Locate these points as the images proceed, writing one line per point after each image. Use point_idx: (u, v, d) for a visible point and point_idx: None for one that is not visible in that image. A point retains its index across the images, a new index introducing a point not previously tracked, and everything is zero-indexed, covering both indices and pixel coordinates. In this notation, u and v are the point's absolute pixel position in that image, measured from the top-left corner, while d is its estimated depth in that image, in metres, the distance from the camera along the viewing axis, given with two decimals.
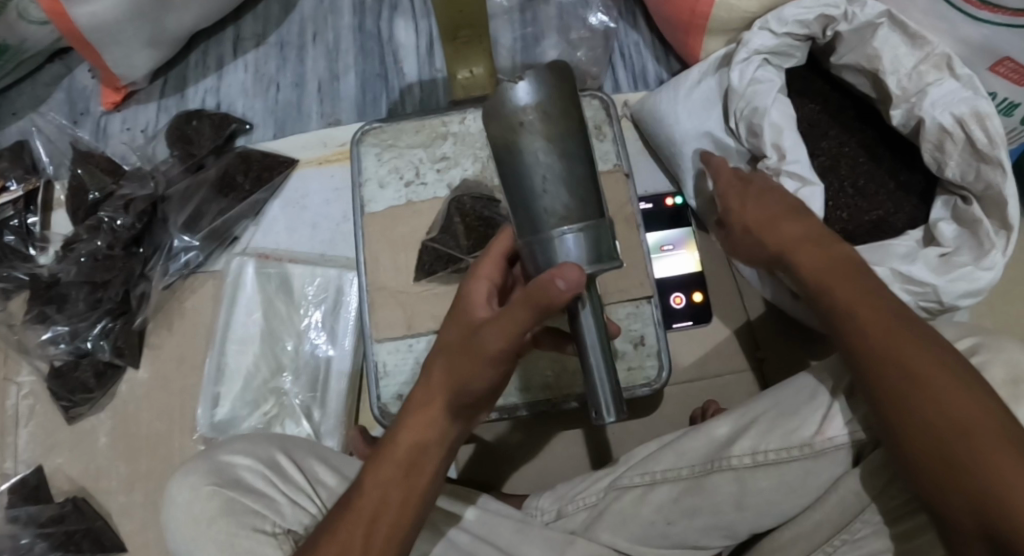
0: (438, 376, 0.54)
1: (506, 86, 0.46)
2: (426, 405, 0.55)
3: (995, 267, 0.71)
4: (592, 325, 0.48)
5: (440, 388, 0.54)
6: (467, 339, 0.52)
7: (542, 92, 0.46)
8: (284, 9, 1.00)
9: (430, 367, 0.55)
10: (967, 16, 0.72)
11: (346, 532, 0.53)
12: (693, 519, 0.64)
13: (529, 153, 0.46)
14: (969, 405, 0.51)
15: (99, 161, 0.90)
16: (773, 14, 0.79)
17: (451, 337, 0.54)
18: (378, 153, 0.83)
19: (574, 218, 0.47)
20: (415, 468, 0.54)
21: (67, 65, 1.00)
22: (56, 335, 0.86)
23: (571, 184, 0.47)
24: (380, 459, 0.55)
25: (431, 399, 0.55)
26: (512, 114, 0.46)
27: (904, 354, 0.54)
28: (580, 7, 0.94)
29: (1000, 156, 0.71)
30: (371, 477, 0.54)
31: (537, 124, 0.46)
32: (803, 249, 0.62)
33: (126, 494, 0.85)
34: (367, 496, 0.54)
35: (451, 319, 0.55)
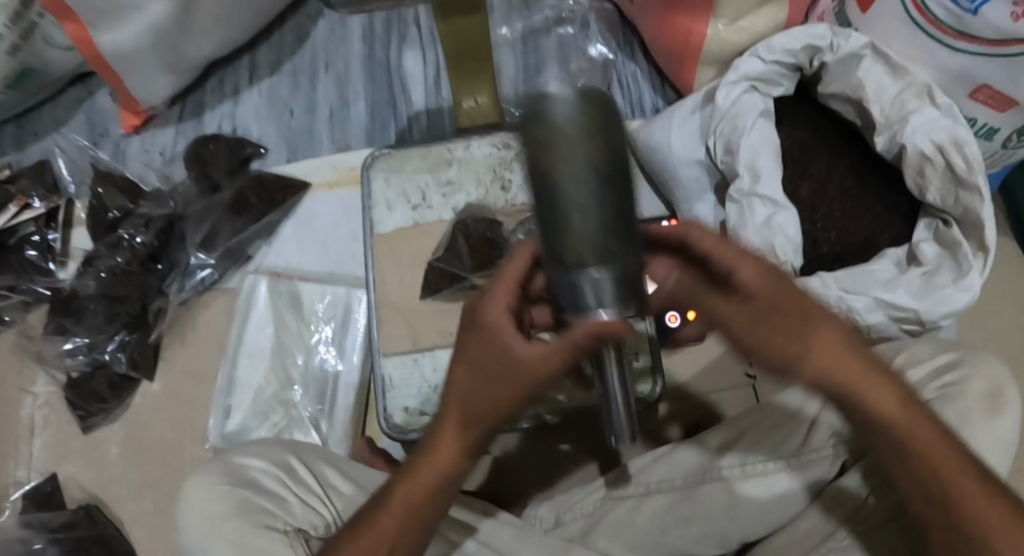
0: (463, 398, 0.53)
1: (546, 104, 0.46)
2: (451, 427, 0.55)
3: (973, 288, 0.74)
4: (617, 382, 0.52)
5: (466, 411, 0.54)
6: (498, 368, 0.51)
7: (581, 117, 0.46)
8: (297, 38, 1.05)
9: (451, 385, 0.54)
10: (945, 47, 0.75)
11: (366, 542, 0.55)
12: (685, 528, 0.66)
13: (566, 178, 0.46)
14: (963, 477, 0.52)
15: (117, 181, 0.94)
16: (762, 43, 0.83)
17: (477, 361, 0.52)
18: (386, 177, 0.86)
19: (604, 258, 0.47)
20: (440, 491, 0.55)
21: (88, 89, 1.04)
22: (76, 347, 0.89)
23: (603, 214, 0.47)
24: (405, 479, 0.55)
25: (457, 420, 0.54)
26: (550, 134, 0.46)
27: (902, 426, 0.53)
28: (580, 39, 1.01)
29: (978, 182, 0.75)
30: (397, 498, 0.55)
31: (576, 150, 0.46)
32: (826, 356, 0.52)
33: (136, 503, 0.88)
34: (391, 514, 0.55)
35: (472, 338, 0.53)
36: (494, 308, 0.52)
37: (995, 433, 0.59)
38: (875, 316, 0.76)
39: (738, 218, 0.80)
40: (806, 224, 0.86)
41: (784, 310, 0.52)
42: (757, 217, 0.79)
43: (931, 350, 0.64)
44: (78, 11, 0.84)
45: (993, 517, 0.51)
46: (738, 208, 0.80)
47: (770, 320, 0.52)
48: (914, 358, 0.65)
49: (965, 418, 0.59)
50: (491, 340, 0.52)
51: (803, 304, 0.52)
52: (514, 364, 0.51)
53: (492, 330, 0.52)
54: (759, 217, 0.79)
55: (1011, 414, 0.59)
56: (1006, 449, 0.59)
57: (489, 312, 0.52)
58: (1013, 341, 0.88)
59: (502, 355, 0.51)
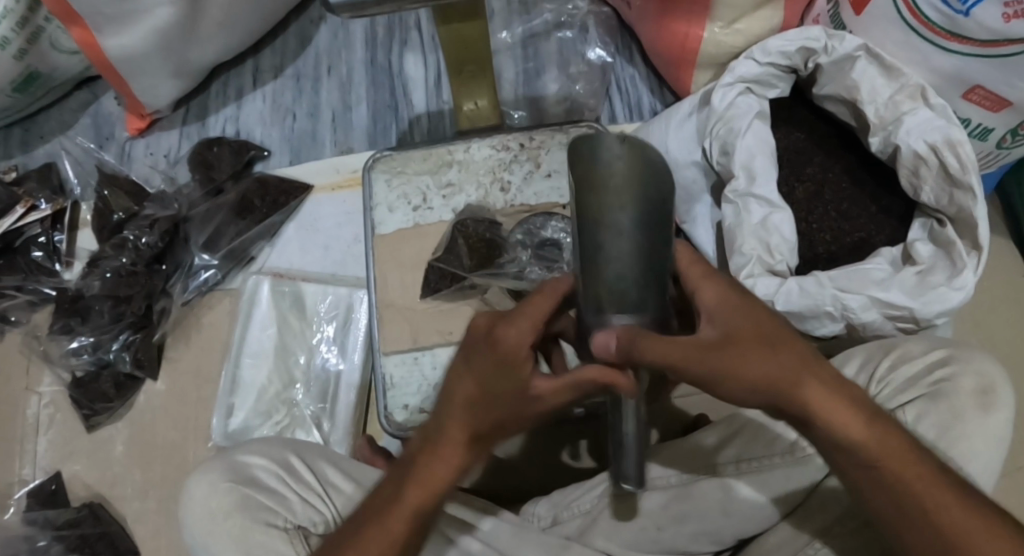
0: (477, 416, 0.53)
1: (595, 153, 0.52)
2: (462, 442, 0.55)
3: (967, 287, 0.74)
4: (632, 420, 0.55)
5: (476, 430, 0.54)
6: (521, 398, 0.52)
7: (629, 164, 0.51)
8: (300, 42, 1.07)
9: (465, 403, 0.53)
10: (938, 48, 0.76)
11: (371, 542, 0.55)
12: (682, 525, 0.67)
13: (611, 220, 0.50)
14: (940, 498, 0.52)
15: (123, 184, 0.95)
16: (758, 45, 0.84)
17: (500, 387, 0.52)
18: (388, 179, 0.88)
19: (631, 297, 0.50)
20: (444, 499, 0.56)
21: (93, 92, 1.06)
22: (80, 347, 0.90)
23: (637, 256, 0.50)
24: (414, 490, 0.55)
25: (468, 435, 0.54)
26: (599, 177, 0.51)
27: (882, 453, 0.53)
28: (579, 43, 1.02)
29: (972, 181, 0.75)
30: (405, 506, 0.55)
31: (622, 199, 0.50)
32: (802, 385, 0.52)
33: (140, 501, 0.89)
34: (399, 521, 0.55)
35: (496, 363, 0.52)
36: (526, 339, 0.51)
37: (987, 428, 0.60)
38: (870, 316, 0.75)
39: (733, 219, 0.81)
40: (802, 225, 0.86)
41: (754, 336, 0.52)
42: (753, 218, 0.80)
43: (926, 346, 0.65)
44: (85, 16, 0.85)
45: (975, 538, 0.51)
46: (734, 208, 0.81)
47: (739, 341, 0.51)
48: (906, 354, 0.65)
49: (959, 414, 0.60)
50: (517, 370, 0.52)
51: (765, 326, 0.52)
52: (534, 394, 0.52)
53: (519, 357, 0.51)
54: (754, 217, 0.80)
55: (1002, 411, 0.60)
56: (999, 445, 0.60)
57: (519, 342, 0.51)
58: (1008, 340, 0.89)
59: (523, 384, 0.52)
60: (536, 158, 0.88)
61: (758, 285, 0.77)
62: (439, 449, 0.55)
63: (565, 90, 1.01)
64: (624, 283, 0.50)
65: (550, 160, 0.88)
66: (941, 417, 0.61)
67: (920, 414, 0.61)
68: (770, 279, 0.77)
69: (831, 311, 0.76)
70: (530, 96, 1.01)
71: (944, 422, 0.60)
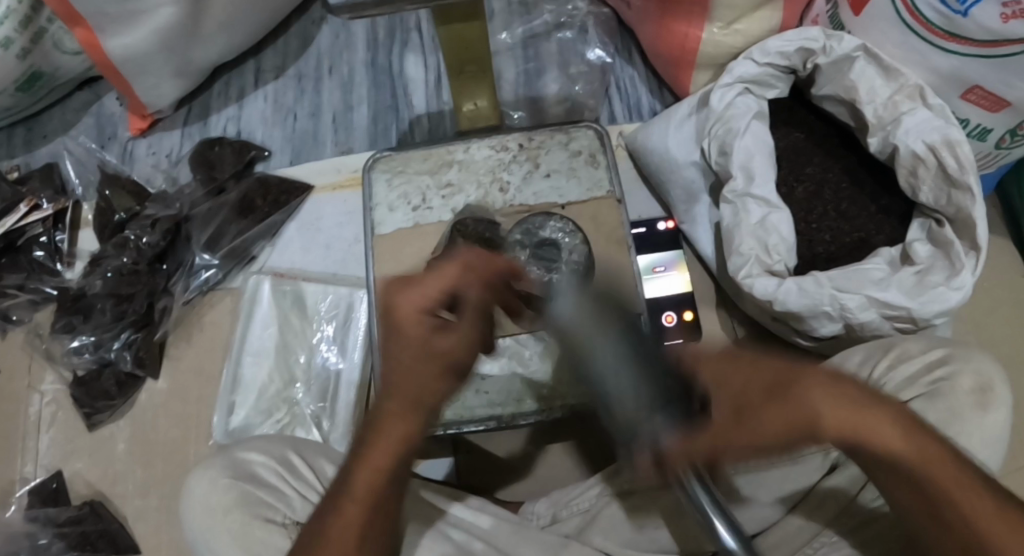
0: (397, 388, 0.54)
1: (556, 312, 0.53)
2: (397, 417, 0.54)
3: (965, 287, 0.74)
4: (706, 499, 0.53)
5: (401, 403, 0.54)
6: (427, 359, 0.52)
7: (577, 310, 0.53)
8: (301, 43, 1.07)
9: (387, 378, 0.54)
10: (937, 48, 0.77)
11: (340, 531, 0.55)
12: (680, 521, 0.68)
13: (598, 349, 0.51)
14: (976, 499, 0.52)
15: (125, 183, 0.96)
16: (757, 46, 0.85)
17: (406, 355, 0.53)
18: (388, 179, 0.88)
19: (655, 402, 0.50)
20: (396, 477, 0.55)
21: (95, 93, 1.06)
22: (82, 345, 0.91)
23: (639, 373, 0.50)
24: (360, 471, 0.55)
25: (397, 410, 0.54)
26: (564, 328, 0.53)
27: (920, 455, 0.53)
28: (579, 43, 1.03)
29: (969, 181, 0.75)
30: (357, 489, 0.55)
31: (595, 336, 0.52)
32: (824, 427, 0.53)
33: (141, 499, 0.89)
34: (355, 503, 0.55)
35: (396, 334, 0.53)
36: (416, 302, 0.52)
37: (986, 427, 0.60)
38: (868, 316, 0.75)
39: (732, 219, 0.81)
40: (801, 225, 0.87)
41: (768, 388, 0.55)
42: (751, 218, 0.80)
43: (925, 344, 0.65)
44: (88, 17, 0.86)
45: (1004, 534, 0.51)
46: (732, 208, 0.81)
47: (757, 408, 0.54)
48: (906, 354, 0.65)
49: (958, 412, 0.60)
50: (416, 333, 0.52)
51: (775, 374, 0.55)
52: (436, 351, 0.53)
53: (416, 321, 0.52)
54: (753, 217, 0.80)
55: (1000, 409, 0.60)
56: (997, 444, 0.60)
57: (407, 308, 0.52)
58: (1008, 340, 0.89)
59: (425, 343, 0.52)
60: (536, 158, 0.88)
61: (756, 285, 0.78)
62: (376, 428, 0.55)
63: (564, 91, 1.01)
64: (639, 389, 0.50)
65: (549, 160, 0.88)
66: (939, 415, 0.61)
67: (918, 414, 0.62)
68: (768, 279, 0.78)
69: (830, 311, 0.76)
70: (529, 96, 1.01)
71: (943, 420, 0.61)
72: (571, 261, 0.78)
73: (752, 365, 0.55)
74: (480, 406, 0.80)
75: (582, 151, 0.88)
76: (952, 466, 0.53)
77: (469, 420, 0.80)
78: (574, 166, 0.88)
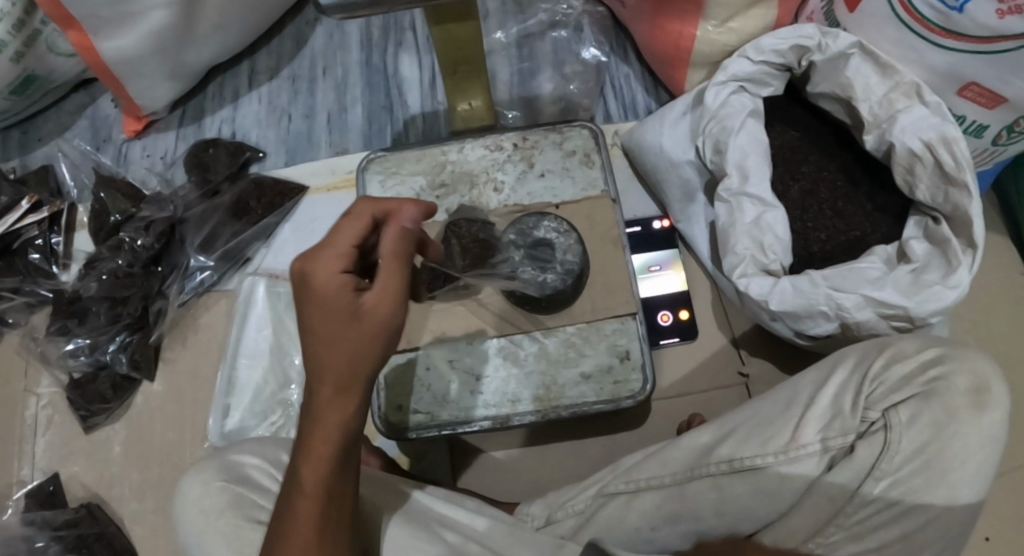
0: (326, 365, 0.53)
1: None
2: (332, 397, 0.54)
3: (962, 285, 0.73)
4: None
5: (331, 380, 0.53)
6: (354, 325, 0.53)
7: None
8: (296, 44, 1.07)
9: (312, 355, 0.53)
10: (932, 44, 0.76)
11: (302, 522, 0.55)
12: (676, 526, 0.67)
13: None
14: None
15: (120, 186, 0.95)
16: (752, 43, 0.84)
17: (330, 321, 0.53)
18: (382, 180, 0.88)
19: None
20: (343, 462, 0.55)
21: (90, 95, 1.06)
22: (77, 348, 0.90)
23: None
24: (307, 458, 0.54)
25: (327, 389, 0.53)
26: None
27: None
28: (573, 42, 1.02)
29: (966, 179, 0.75)
30: (306, 482, 0.55)
31: None
32: None
33: (138, 502, 0.89)
34: (309, 496, 0.55)
35: (316, 300, 0.53)
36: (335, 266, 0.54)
37: (981, 427, 0.60)
38: (865, 315, 0.74)
39: (726, 218, 0.81)
40: (796, 223, 0.86)
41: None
42: (746, 217, 0.80)
43: (920, 345, 0.65)
44: (82, 19, 0.86)
45: None
46: (728, 207, 0.81)
47: None
48: (900, 353, 0.64)
49: (953, 412, 0.60)
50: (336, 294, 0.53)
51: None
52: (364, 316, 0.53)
53: (334, 290, 0.53)
54: (748, 216, 0.80)
55: (997, 410, 0.60)
56: (993, 444, 0.59)
57: (326, 269, 0.54)
58: (1006, 338, 0.88)
59: (351, 310, 0.53)
60: (530, 158, 0.88)
61: (752, 285, 0.77)
62: (313, 413, 0.54)
63: (559, 90, 1.01)
64: None
65: (543, 160, 0.88)
66: (934, 417, 0.60)
67: (913, 414, 0.61)
68: (763, 279, 0.77)
69: (826, 311, 0.75)
70: (524, 95, 1.01)
71: (939, 421, 0.60)
72: (565, 262, 0.80)
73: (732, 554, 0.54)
74: (475, 408, 0.79)
75: (576, 151, 0.88)
76: None
77: (464, 421, 0.79)
78: (568, 166, 0.87)
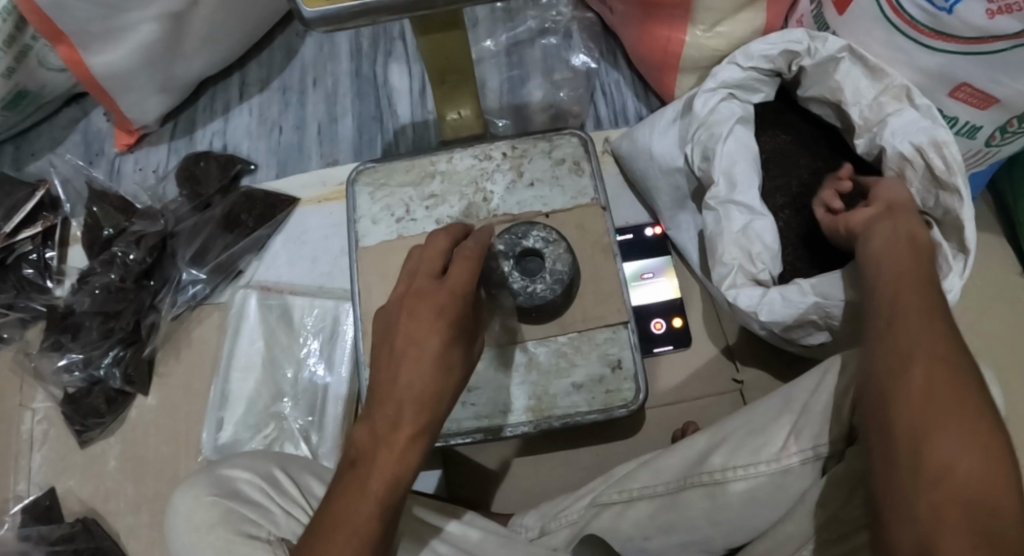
0: (418, 378, 0.56)
1: None
2: (417, 405, 0.56)
3: (952, 290, 0.73)
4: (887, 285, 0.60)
5: (421, 387, 0.56)
6: (454, 343, 0.58)
7: None
8: (286, 55, 1.07)
9: (404, 365, 0.57)
10: (922, 46, 0.75)
11: (356, 522, 0.54)
12: (669, 535, 0.66)
13: None
14: (936, 356, 0.51)
15: (112, 200, 0.95)
16: (741, 49, 0.84)
17: (438, 333, 0.57)
18: (371, 192, 0.88)
19: None
20: (404, 488, 0.56)
21: (83, 109, 1.06)
22: (71, 363, 0.91)
23: None
24: (382, 462, 0.55)
25: (410, 399, 0.56)
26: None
27: (906, 321, 0.54)
28: (563, 49, 1.02)
29: (957, 183, 0.74)
30: (367, 490, 0.55)
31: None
32: (906, 293, 0.57)
33: (133, 516, 0.89)
34: (369, 496, 0.55)
35: (432, 307, 0.58)
36: (463, 284, 0.59)
37: None
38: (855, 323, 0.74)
39: (714, 226, 0.80)
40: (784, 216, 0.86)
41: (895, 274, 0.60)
42: (734, 225, 0.79)
43: None
44: (72, 34, 0.85)
45: (961, 415, 0.48)
46: (715, 215, 0.80)
47: (901, 277, 0.59)
48: None
49: None
50: (455, 311, 0.58)
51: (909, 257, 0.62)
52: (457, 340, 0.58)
53: (437, 308, 0.58)
54: (735, 225, 0.79)
55: None
56: None
57: (458, 283, 0.59)
58: (999, 339, 0.88)
59: (448, 333, 0.58)
60: (519, 167, 0.88)
61: (740, 296, 0.77)
62: (391, 419, 0.56)
63: (549, 97, 1.01)
64: None
65: (533, 168, 0.88)
66: None
67: None
68: (752, 289, 0.77)
69: (816, 320, 0.76)
70: (513, 103, 1.01)
71: None
72: (555, 272, 0.77)
73: (909, 276, 0.59)
74: (467, 419, 0.79)
75: (566, 159, 0.88)
76: (923, 326, 0.53)
77: (456, 433, 0.78)
78: (557, 174, 0.87)
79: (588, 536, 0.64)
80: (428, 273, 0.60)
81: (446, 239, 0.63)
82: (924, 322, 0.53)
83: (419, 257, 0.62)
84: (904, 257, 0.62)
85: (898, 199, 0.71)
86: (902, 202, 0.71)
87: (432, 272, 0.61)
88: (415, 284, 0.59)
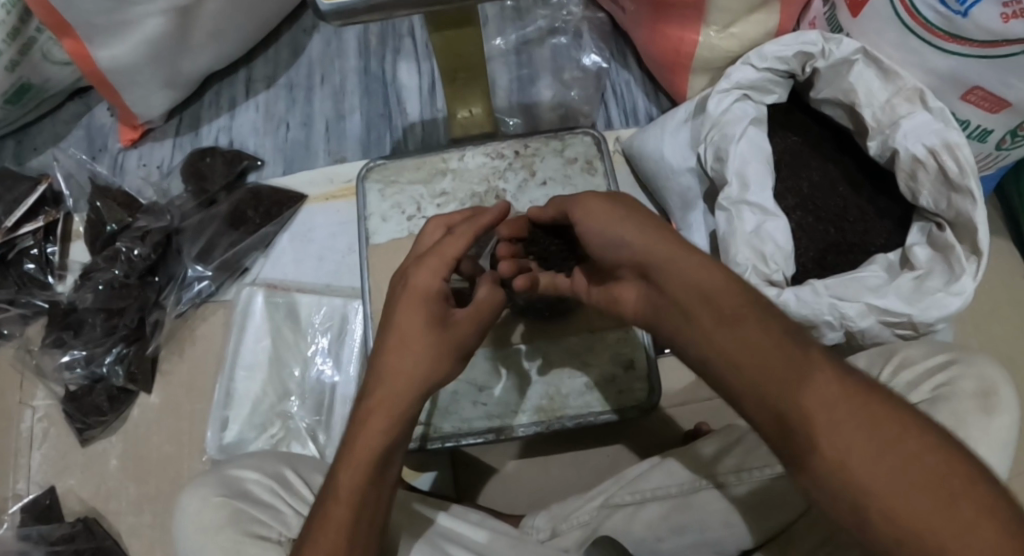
0: (402, 355, 0.57)
1: None
2: (396, 376, 0.57)
3: (965, 292, 0.73)
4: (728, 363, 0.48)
5: (402, 364, 0.57)
6: (435, 323, 0.58)
7: None
8: (293, 52, 1.06)
9: (390, 346, 0.58)
10: (935, 48, 0.75)
11: (336, 507, 0.54)
12: (682, 536, 0.65)
13: None
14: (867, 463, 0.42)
15: (116, 195, 0.94)
16: (754, 50, 0.84)
17: (418, 311, 0.58)
18: (381, 189, 0.87)
19: None
20: (383, 472, 0.56)
21: (86, 104, 1.05)
22: (73, 360, 0.89)
23: None
24: (357, 442, 0.56)
25: (396, 380, 0.57)
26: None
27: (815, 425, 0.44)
28: (573, 48, 1.02)
29: (970, 186, 0.74)
30: (345, 470, 0.55)
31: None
32: (764, 379, 0.46)
33: (135, 516, 0.88)
34: (351, 469, 0.55)
35: (419, 284, 0.59)
36: (434, 271, 0.60)
37: (992, 434, 0.57)
38: (869, 323, 0.74)
39: (726, 227, 0.80)
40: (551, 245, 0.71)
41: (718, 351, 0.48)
42: (747, 226, 0.79)
43: (927, 352, 0.64)
44: (77, 27, 0.84)
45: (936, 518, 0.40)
46: (727, 215, 0.80)
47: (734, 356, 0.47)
48: (907, 360, 0.64)
49: (962, 418, 0.58)
50: (432, 290, 0.59)
51: (709, 310, 0.49)
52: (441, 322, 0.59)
53: (420, 289, 0.59)
54: (748, 225, 0.79)
55: (1007, 413, 0.58)
56: (1004, 450, 0.57)
57: (446, 256, 0.60)
58: (1008, 342, 0.88)
59: (427, 306, 0.59)
60: (531, 166, 0.87)
61: None
62: (373, 403, 0.57)
63: (559, 97, 1.01)
64: None
65: (544, 167, 0.87)
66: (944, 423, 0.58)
67: None
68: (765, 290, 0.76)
69: (831, 321, 0.75)
70: (523, 102, 1.01)
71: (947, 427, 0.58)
72: None
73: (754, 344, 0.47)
74: (478, 419, 0.78)
75: (578, 158, 0.87)
76: (841, 422, 0.43)
77: (467, 433, 0.78)
78: (570, 173, 0.87)
79: (600, 536, 0.62)
80: (419, 254, 0.63)
81: (437, 223, 0.65)
82: (845, 421, 0.43)
83: (422, 239, 0.65)
84: (711, 340, 0.48)
85: (636, 249, 0.54)
86: (639, 252, 0.54)
87: (421, 252, 0.63)
88: (403, 267, 0.62)
